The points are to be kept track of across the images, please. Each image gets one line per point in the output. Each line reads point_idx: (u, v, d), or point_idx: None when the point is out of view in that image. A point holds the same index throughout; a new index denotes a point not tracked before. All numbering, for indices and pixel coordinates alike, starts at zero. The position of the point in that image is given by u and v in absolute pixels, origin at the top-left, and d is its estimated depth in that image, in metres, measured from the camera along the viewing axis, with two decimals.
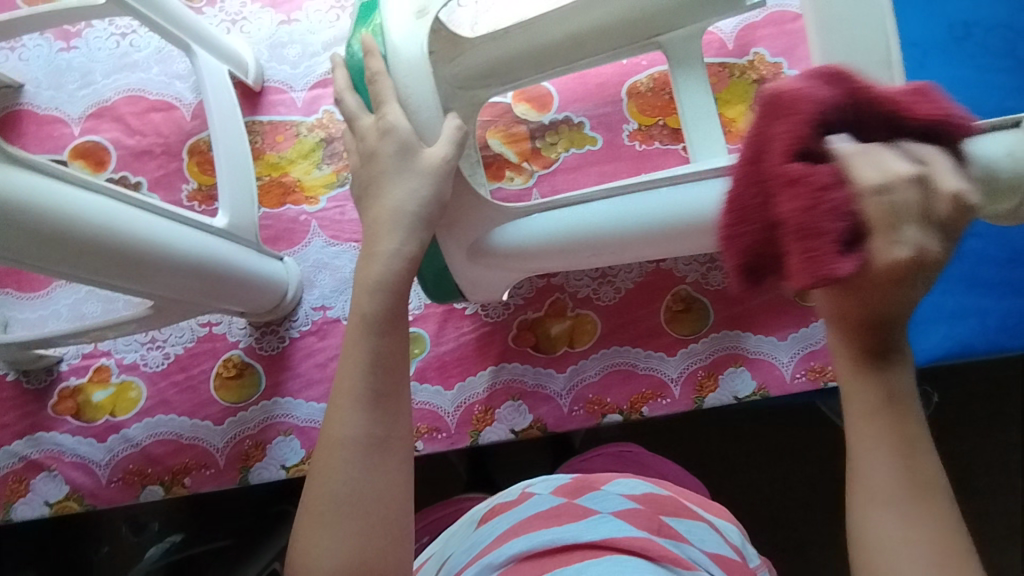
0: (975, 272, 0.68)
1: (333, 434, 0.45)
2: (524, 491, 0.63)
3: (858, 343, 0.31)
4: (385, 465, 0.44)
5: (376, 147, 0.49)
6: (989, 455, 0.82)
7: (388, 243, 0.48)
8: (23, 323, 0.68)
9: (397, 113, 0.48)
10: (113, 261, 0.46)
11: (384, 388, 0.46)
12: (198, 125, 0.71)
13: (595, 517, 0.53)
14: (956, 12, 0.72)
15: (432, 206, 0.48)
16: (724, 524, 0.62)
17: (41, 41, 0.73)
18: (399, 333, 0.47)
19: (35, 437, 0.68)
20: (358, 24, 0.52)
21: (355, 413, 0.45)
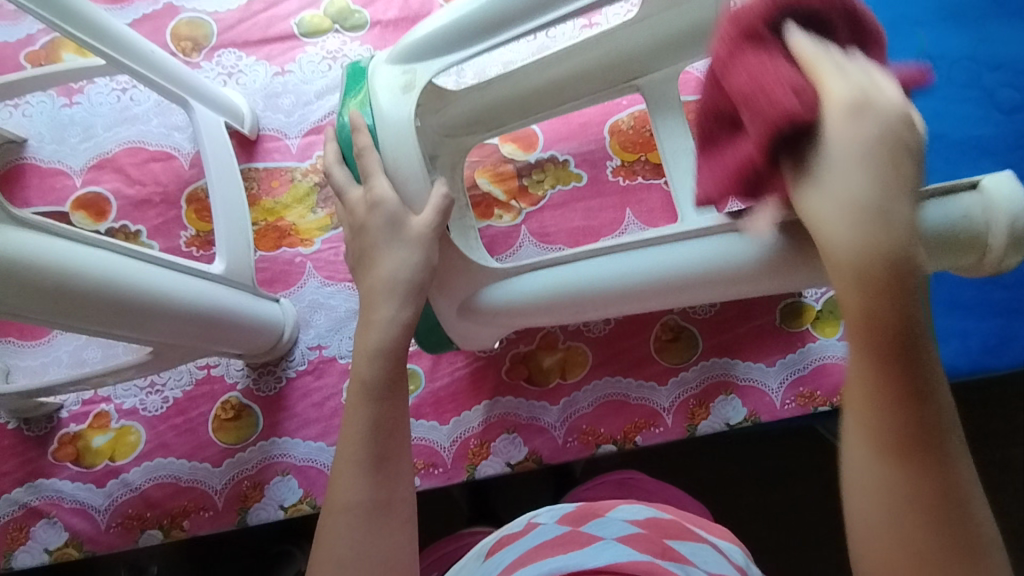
0: (956, 295, 0.70)
1: (338, 499, 0.47)
2: (529, 522, 0.64)
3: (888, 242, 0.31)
4: (387, 528, 0.46)
5: (365, 220, 0.51)
6: (975, 472, 0.84)
7: (382, 312, 0.50)
8: (24, 371, 0.70)
9: (385, 186, 0.51)
10: (114, 312, 0.48)
11: (385, 453, 0.48)
12: (196, 174, 0.73)
13: (599, 544, 0.54)
14: (920, 46, 0.75)
15: (424, 271, 0.50)
16: (729, 545, 0.63)
17: (44, 97, 0.76)
18: (397, 396, 0.49)
19: (36, 484, 0.69)
20: (346, 96, 0.55)
21: (357, 477, 0.47)
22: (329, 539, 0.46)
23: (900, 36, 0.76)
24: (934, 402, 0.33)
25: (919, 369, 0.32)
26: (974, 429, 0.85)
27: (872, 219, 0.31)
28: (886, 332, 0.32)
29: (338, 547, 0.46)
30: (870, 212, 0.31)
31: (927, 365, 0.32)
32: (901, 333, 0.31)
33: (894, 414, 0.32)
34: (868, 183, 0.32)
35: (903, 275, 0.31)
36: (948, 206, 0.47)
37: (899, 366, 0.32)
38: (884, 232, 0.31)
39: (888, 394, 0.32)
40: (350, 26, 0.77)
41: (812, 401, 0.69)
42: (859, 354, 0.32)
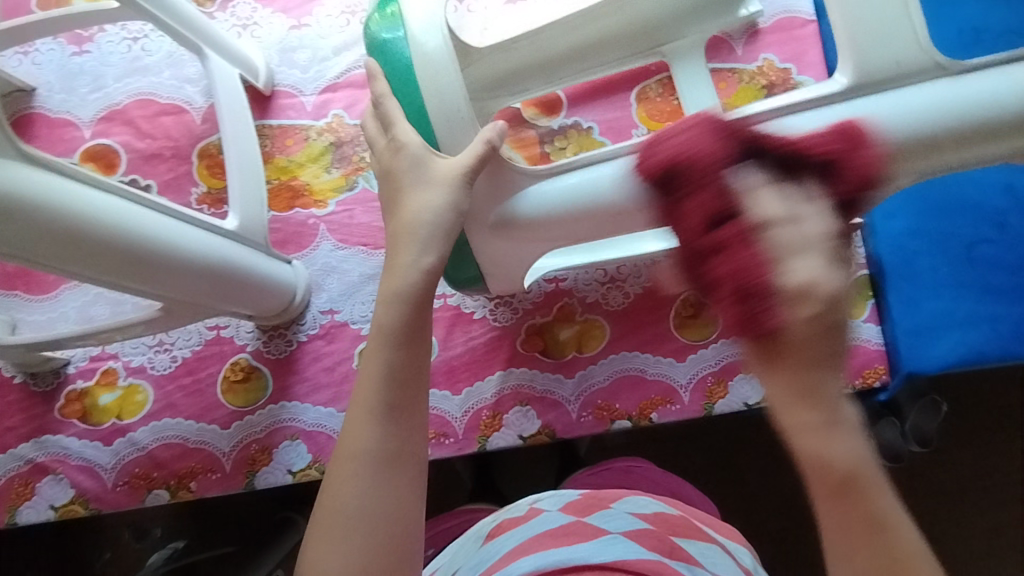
0: (987, 279, 0.67)
1: (350, 447, 0.43)
2: (531, 508, 0.62)
3: (851, 505, 0.32)
4: (392, 488, 0.42)
5: (390, 164, 0.50)
6: (977, 464, 0.84)
7: (405, 255, 0.47)
8: (31, 325, 0.68)
9: (408, 131, 0.49)
10: (124, 262, 0.46)
11: (399, 403, 0.44)
12: (208, 129, 0.71)
13: (606, 538, 0.52)
14: (964, 19, 0.72)
15: (449, 216, 0.48)
16: (737, 547, 0.61)
17: (54, 45, 0.73)
18: (414, 346, 0.45)
19: (42, 440, 0.68)
20: (373, 22, 0.52)
21: (369, 425, 0.43)
22: (337, 489, 0.42)
23: (943, 8, 0.72)
24: (901, 534, 0.33)
25: (870, 501, 0.33)
26: (985, 422, 0.84)
27: (812, 400, 0.32)
28: (825, 468, 0.32)
29: (347, 504, 0.42)
30: (805, 391, 0.32)
31: (871, 493, 0.33)
32: (846, 479, 0.32)
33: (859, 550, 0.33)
34: (799, 350, 0.32)
35: (835, 411, 0.32)
36: (1008, 76, 0.44)
37: (847, 497, 0.33)
38: (838, 448, 0.32)
39: (847, 531, 0.33)
40: None
41: None
42: (771, 390, 0.33)
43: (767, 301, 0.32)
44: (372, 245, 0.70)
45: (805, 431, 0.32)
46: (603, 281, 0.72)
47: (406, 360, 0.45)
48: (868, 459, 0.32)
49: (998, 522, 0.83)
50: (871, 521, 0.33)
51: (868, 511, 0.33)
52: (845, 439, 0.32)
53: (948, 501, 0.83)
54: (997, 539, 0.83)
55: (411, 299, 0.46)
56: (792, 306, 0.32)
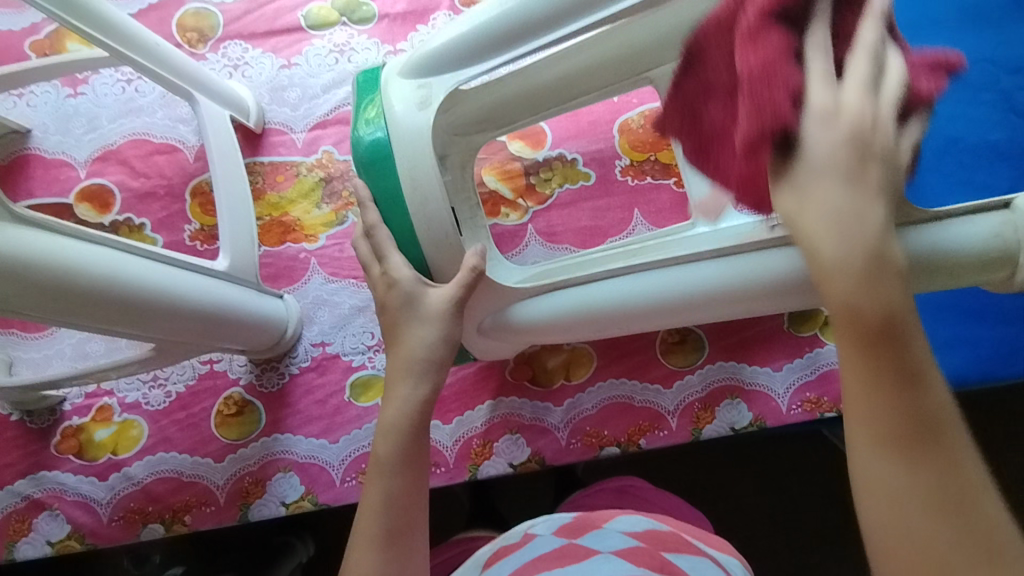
0: (968, 301, 0.68)
1: (354, 567, 0.49)
2: (526, 533, 0.62)
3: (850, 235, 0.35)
4: None
5: (383, 297, 0.53)
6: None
7: (400, 390, 0.51)
8: (27, 364, 0.70)
9: (398, 263, 0.52)
10: (113, 310, 0.47)
11: (396, 527, 0.49)
12: (201, 167, 0.73)
13: (597, 558, 0.53)
14: (938, 48, 0.73)
15: (442, 349, 0.52)
16: (728, 558, 0.61)
17: (49, 88, 0.75)
18: (411, 473, 0.50)
19: (39, 476, 0.69)
20: (357, 109, 0.53)
21: (371, 551, 0.48)
22: None
23: (918, 35, 0.74)
24: (920, 354, 0.34)
25: (894, 338, 0.34)
26: (984, 438, 0.83)
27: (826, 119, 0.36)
28: (855, 270, 0.34)
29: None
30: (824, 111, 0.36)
31: (913, 340, 0.34)
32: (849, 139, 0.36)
33: (868, 407, 0.34)
34: (821, 169, 0.35)
35: (884, 261, 0.34)
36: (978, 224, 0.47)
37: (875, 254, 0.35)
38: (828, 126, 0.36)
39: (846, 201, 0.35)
40: (358, 19, 0.76)
41: (819, 407, 0.68)
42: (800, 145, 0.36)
43: (774, 87, 0.36)
44: (362, 278, 0.71)
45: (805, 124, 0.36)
46: None
47: (407, 469, 0.50)
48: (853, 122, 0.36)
49: None
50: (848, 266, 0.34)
51: (886, 331, 0.34)
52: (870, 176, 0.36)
53: None
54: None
55: (404, 433, 0.51)
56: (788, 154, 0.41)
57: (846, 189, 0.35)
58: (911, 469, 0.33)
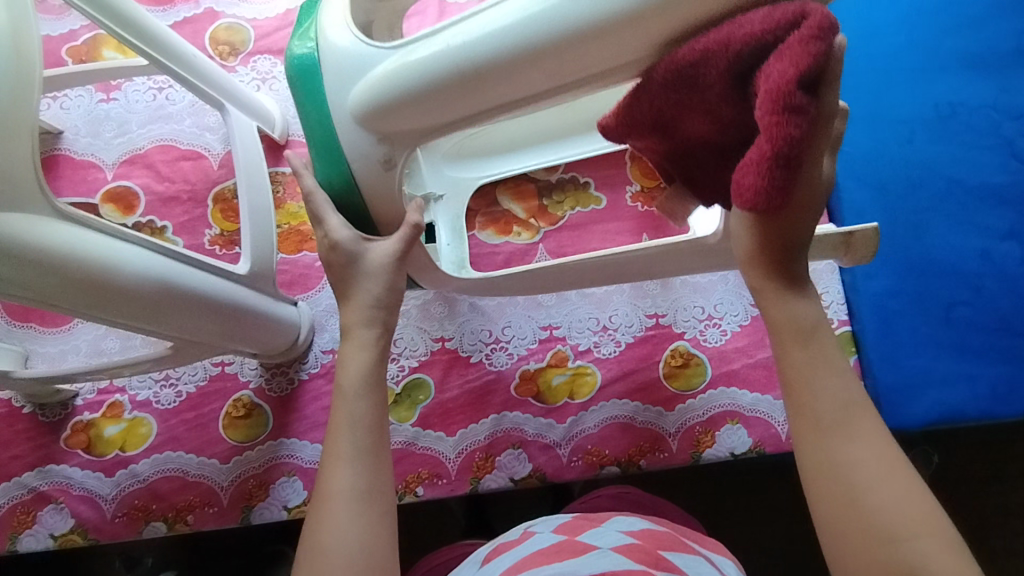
0: (965, 339, 0.70)
1: (327, 490, 0.46)
2: (526, 531, 0.63)
3: (807, 345, 0.42)
4: (372, 516, 0.45)
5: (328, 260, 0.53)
6: (966, 514, 0.84)
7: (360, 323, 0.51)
8: (43, 358, 0.71)
9: (338, 225, 0.51)
10: (139, 306, 0.49)
11: (366, 442, 0.47)
12: (224, 174, 0.75)
13: (594, 552, 0.54)
14: (942, 93, 0.76)
15: (393, 295, 0.52)
16: (723, 559, 0.62)
17: (83, 92, 0.78)
18: (378, 391, 0.49)
19: (46, 469, 0.70)
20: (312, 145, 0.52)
21: (342, 468, 0.46)
22: (319, 530, 0.44)
23: (922, 80, 0.77)
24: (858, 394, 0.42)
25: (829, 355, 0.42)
26: (973, 476, 0.85)
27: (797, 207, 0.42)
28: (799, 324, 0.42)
29: (327, 541, 0.44)
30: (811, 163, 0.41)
31: (864, 423, 0.41)
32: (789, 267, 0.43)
33: (826, 473, 0.40)
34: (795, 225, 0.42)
35: (829, 354, 0.42)
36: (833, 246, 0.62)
37: (822, 351, 0.42)
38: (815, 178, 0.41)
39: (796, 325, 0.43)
40: None
41: None
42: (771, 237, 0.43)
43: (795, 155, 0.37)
44: None
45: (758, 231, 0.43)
46: (597, 330, 0.75)
47: (372, 411, 0.48)
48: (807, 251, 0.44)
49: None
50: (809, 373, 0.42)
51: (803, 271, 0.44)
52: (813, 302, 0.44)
53: None
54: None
55: (366, 390, 0.49)
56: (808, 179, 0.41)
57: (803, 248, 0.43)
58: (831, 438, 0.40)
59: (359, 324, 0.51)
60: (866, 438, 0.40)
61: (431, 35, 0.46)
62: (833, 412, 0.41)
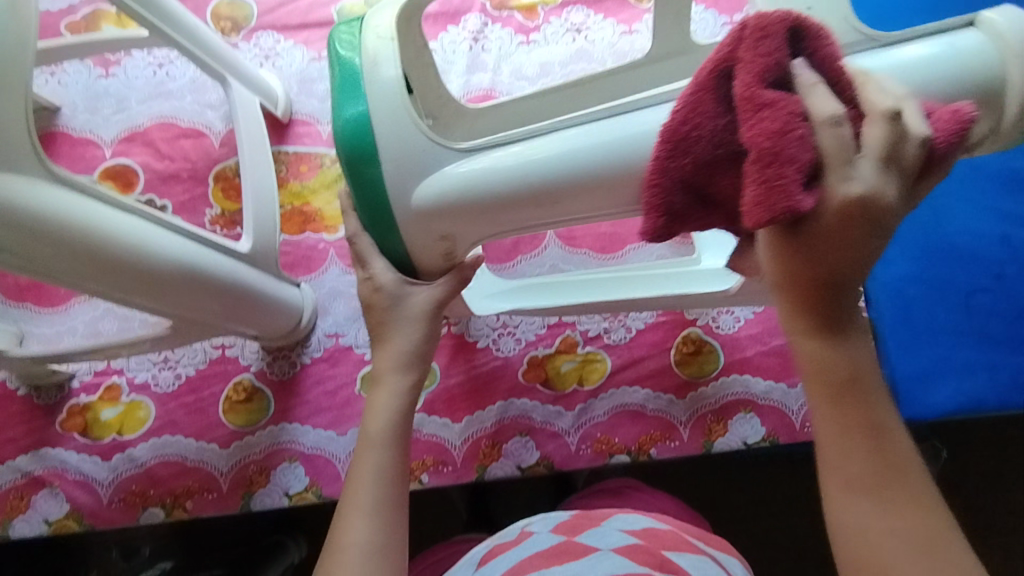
0: (985, 327, 0.68)
1: (343, 541, 0.45)
2: (523, 530, 0.61)
3: (840, 395, 0.35)
4: (384, 571, 0.45)
5: (370, 299, 0.53)
6: (978, 507, 0.83)
7: (393, 376, 0.51)
8: (39, 338, 0.69)
9: (382, 266, 0.52)
10: (138, 279, 0.47)
11: (387, 498, 0.47)
12: (226, 153, 0.73)
13: (594, 556, 0.52)
14: None
15: (428, 345, 0.53)
16: (728, 559, 0.60)
17: (82, 67, 0.76)
18: (401, 449, 0.49)
19: (41, 453, 0.68)
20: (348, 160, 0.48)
21: (360, 522, 0.46)
22: None
23: None
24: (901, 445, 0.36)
25: (869, 407, 0.35)
26: (986, 468, 0.84)
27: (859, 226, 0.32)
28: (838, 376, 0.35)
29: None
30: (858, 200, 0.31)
31: (913, 480, 0.35)
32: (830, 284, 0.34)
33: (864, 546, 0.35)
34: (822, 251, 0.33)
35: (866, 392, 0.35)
36: None
37: (848, 402, 0.35)
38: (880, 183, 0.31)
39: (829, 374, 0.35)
40: None
41: None
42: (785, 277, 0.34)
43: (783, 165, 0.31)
44: None
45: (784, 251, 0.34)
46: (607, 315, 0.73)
47: (393, 463, 0.49)
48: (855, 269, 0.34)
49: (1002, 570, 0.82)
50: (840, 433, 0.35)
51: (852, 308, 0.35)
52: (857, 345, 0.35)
53: None
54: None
55: (391, 441, 0.49)
56: (842, 210, 0.31)
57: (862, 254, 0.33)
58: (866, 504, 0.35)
59: (391, 372, 0.52)
60: (903, 501, 0.35)
61: (503, 144, 0.48)
62: (869, 473, 0.35)
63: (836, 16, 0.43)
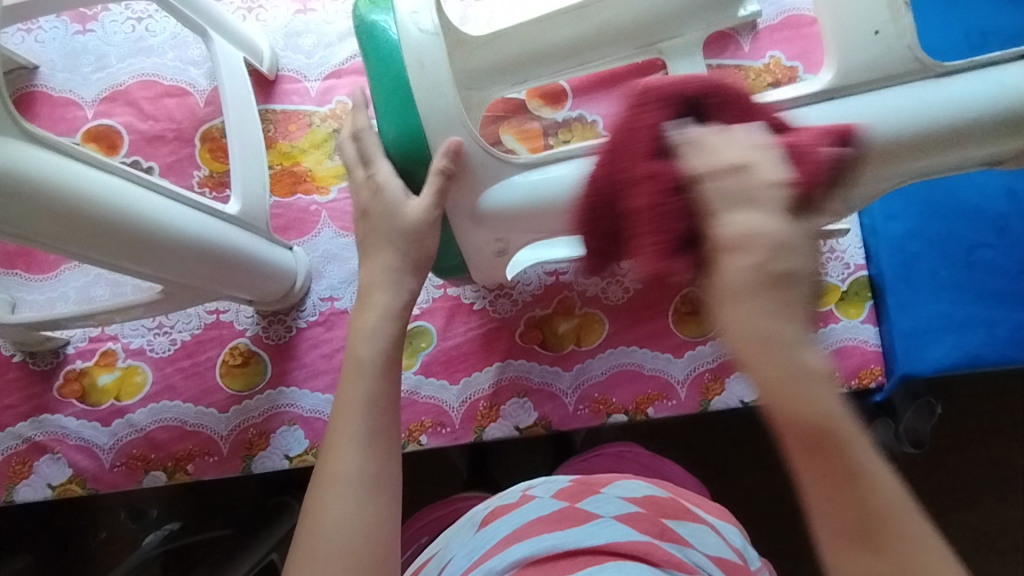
0: (986, 283, 0.68)
1: (333, 468, 0.45)
2: (524, 494, 0.62)
3: (795, 430, 0.31)
4: (376, 503, 0.44)
5: (368, 204, 0.50)
6: (968, 462, 0.84)
7: (377, 297, 0.50)
8: (31, 305, 0.68)
9: (386, 171, 0.49)
10: (123, 243, 0.46)
11: (378, 427, 0.47)
12: (211, 112, 0.71)
13: (597, 522, 0.53)
14: (973, 22, 0.71)
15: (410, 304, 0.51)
16: (726, 524, 0.61)
17: (57, 23, 0.72)
18: (392, 376, 0.49)
19: (40, 419, 0.68)
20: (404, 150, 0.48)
21: (352, 448, 0.45)
22: (321, 511, 0.44)
23: (952, 8, 0.72)
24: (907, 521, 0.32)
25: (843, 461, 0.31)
26: (982, 422, 0.84)
27: (791, 382, 0.30)
28: (781, 371, 0.30)
29: (329, 526, 0.43)
30: (766, 288, 0.30)
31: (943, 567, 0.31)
32: (820, 432, 0.31)
33: None
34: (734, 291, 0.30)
35: (823, 440, 0.31)
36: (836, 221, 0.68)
37: (823, 452, 0.31)
38: (808, 394, 0.30)
39: (815, 463, 0.31)
40: None
41: None
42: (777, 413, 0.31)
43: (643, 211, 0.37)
44: None
45: (741, 304, 0.30)
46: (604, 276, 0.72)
47: (385, 390, 0.48)
48: (834, 406, 0.31)
49: (994, 522, 0.83)
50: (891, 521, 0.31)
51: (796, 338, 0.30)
52: (821, 390, 0.30)
53: (939, 499, 0.84)
54: (986, 539, 0.83)
55: (380, 367, 0.48)
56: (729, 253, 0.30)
57: (781, 313, 0.30)
58: (873, 560, 0.32)
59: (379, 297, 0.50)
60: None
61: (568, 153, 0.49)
62: (880, 520, 0.31)
63: (901, 42, 0.43)
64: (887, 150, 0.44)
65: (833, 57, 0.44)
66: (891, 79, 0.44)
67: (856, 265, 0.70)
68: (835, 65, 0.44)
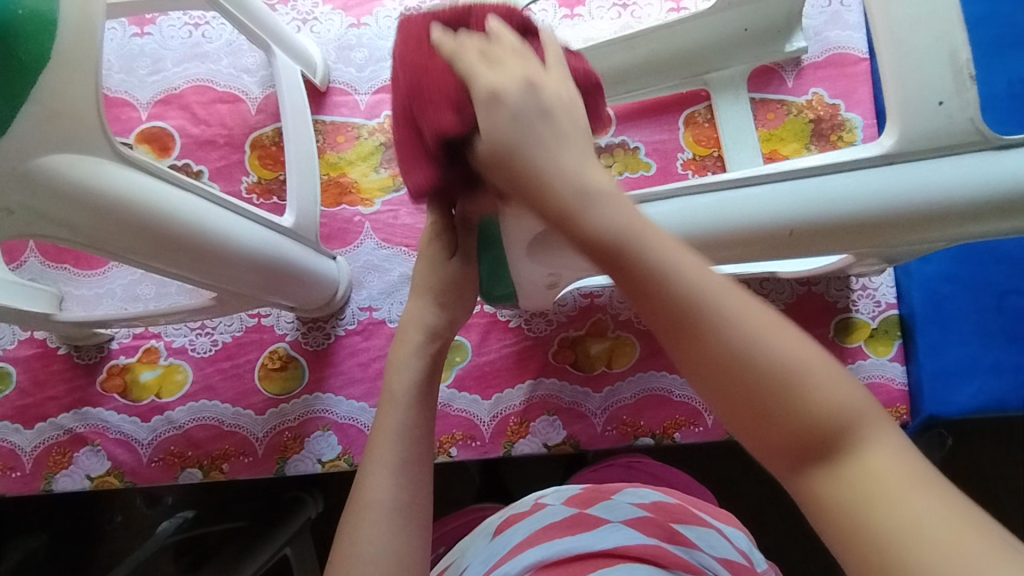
0: (1014, 328, 0.69)
1: (364, 497, 0.46)
2: (537, 502, 0.62)
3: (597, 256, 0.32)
4: (410, 532, 0.46)
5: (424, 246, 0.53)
6: (985, 497, 0.85)
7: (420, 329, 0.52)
8: (78, 299, 0.70)
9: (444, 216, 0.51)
10: (187, 256, 0.47)
11: (411, 456, 0.47)
12: (263, 120, 0.72)
13: (607, 527, 0.53)
14: (1015, 70, 0.72)
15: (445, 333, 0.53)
16: (734, 531, 0.63)
17: (116, 24, 0.74)
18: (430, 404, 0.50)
19: (82, 411, 0.70)
20: None
21: (383, 477, 0.46)
22: (356, 536, 0.45)
23: (998, 56, 0.72)
24: (725, 344, 0.30)
25: (688, 322, 0.30)
26: (998, 456, 0.85)
27: (571, 215, 0.33)
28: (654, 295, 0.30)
29: (363, 551, 0.44)
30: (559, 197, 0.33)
31: (766, 355, 0.29)
32: (609, 249, 0.32)
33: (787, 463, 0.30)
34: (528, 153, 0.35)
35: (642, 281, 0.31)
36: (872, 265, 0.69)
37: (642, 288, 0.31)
38: (604, 216, 0.32)
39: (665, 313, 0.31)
40: None
41: None
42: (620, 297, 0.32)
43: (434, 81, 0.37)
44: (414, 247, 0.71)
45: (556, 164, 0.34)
46: None
47: (424, 412, 0.50)
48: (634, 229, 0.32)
49: None
50: (713, 365, 0.30)
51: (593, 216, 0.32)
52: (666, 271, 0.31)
53: None
54: None
55: (416, 398, 0.50)
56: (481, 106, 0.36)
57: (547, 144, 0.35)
58: (755, 420, 0.30)
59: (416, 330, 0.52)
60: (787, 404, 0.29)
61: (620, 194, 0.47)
62: (742, 364, 0.29)
63: (965, 114, 0.41)
64: (943, 217, 0.41)
65: (899, 123, 0.41)
66: (953, 149, 0.41)
67: (886, 304, 0.71)
68: (900, 131, 0.41)
